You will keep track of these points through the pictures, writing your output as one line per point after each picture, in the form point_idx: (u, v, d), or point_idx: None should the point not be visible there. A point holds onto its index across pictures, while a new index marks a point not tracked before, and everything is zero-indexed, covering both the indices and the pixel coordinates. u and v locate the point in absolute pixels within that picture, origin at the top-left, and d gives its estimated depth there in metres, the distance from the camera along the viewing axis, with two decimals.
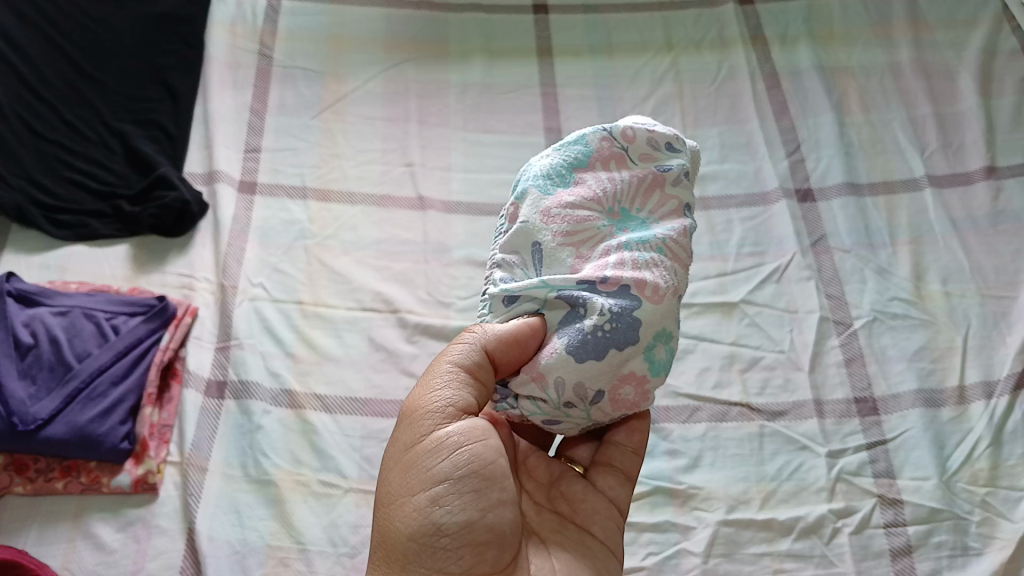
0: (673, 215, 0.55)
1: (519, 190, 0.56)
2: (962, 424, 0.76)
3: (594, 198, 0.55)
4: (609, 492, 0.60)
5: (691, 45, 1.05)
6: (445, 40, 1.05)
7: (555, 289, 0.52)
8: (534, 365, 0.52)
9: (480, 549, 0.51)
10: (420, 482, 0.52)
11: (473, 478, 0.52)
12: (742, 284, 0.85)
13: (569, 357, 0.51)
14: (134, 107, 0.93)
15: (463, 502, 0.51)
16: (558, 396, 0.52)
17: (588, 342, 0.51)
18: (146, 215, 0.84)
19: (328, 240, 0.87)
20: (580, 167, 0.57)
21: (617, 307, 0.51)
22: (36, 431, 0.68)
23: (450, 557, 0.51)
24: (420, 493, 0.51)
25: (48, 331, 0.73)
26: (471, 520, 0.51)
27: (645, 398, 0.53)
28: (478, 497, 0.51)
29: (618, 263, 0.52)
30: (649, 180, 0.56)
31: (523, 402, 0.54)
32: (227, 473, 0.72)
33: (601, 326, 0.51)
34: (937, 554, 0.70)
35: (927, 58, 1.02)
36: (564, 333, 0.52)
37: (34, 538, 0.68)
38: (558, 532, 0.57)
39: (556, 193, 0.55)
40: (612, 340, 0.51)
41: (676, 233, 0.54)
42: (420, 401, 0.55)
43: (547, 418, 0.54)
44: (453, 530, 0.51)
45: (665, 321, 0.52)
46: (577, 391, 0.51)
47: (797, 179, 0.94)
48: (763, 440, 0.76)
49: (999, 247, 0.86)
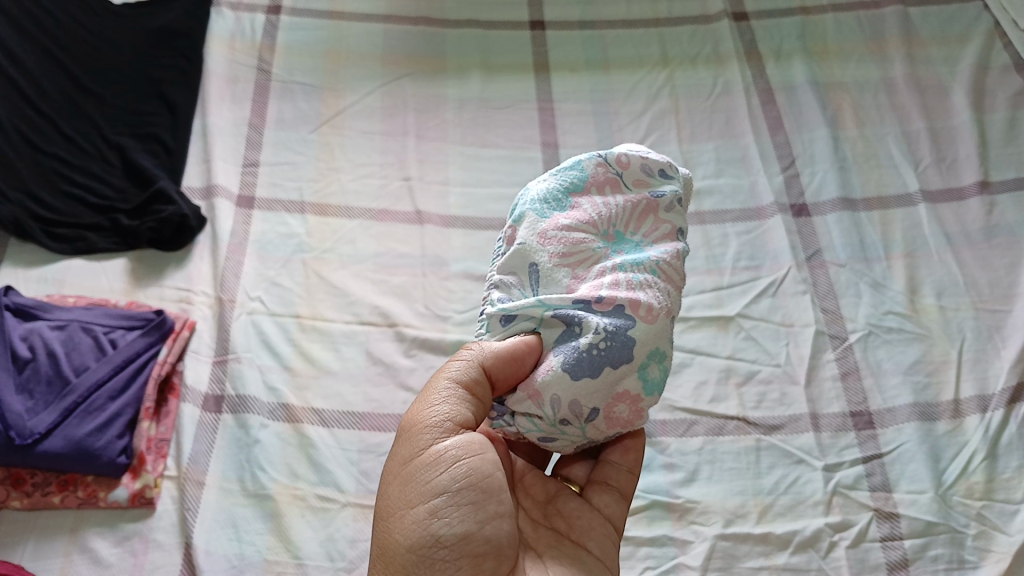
0: (666, 239, 0.56)
1: (517, 213, 0.57)
2: (958, 438, 0.76)
3: (590, 221, 0.55)
4: (605, 509, 0.61)
5: (687, 60, 1.06)
6: (443, 56, 1.06)
7: (551, 307, 0.53)
8: (531, 382, 0.52)
9: (479, 559, 0.51)
10: (419, 495, 0.52)
11: (471, 490, 0.52)
12: (738, 297, 0.86)
13: (565, 374, 0.51)
14: (134, 120, 0.94)
15: (462, 514, 0.51)
16: (554, 412, 0.52)
17: (584, 360, 0.51)
18: (144, 229, 0.84)
19: (326, 254, 0.87)
20: (576, 192, 0.57)
21: (612, 326, 0.51)
22: (33, 445, 0.68)
23: (449, 569, 0.51)
24: (419, 505, 0.52)
25: (46, 345, 0.73)
26: (470, 532, 0.51)
27: (639, 416, 0.53)
28: (476, 509, 0.52)
29: (613, 283, 0.52)
30: (643, 205, 0.57)
31: (519, 419, 0.54)
32: (224, 488, 0.72)
33: (596, 344, 0.51)
34: (934, 568, 0.70)
35: (920, 74, 1.03)
36: (560, 350, 0.52)
37: (30, 552, 0.68)
38: (554, 548, 0.57)
39: (553, 216, 0.56)
40: (607, 358, 0.51)
41: (670, 256, 0.55)
42: (418, 416, 0.55)
43: (544, 434, 0.54)
44: (452, 541, 0.51)
45: (659, 341, 0.52)
46: (573, 408, 0.52)
47: (792, 193, 0.95)
48: (760, 454, 0.76)
49: (993, 262, 0.87)
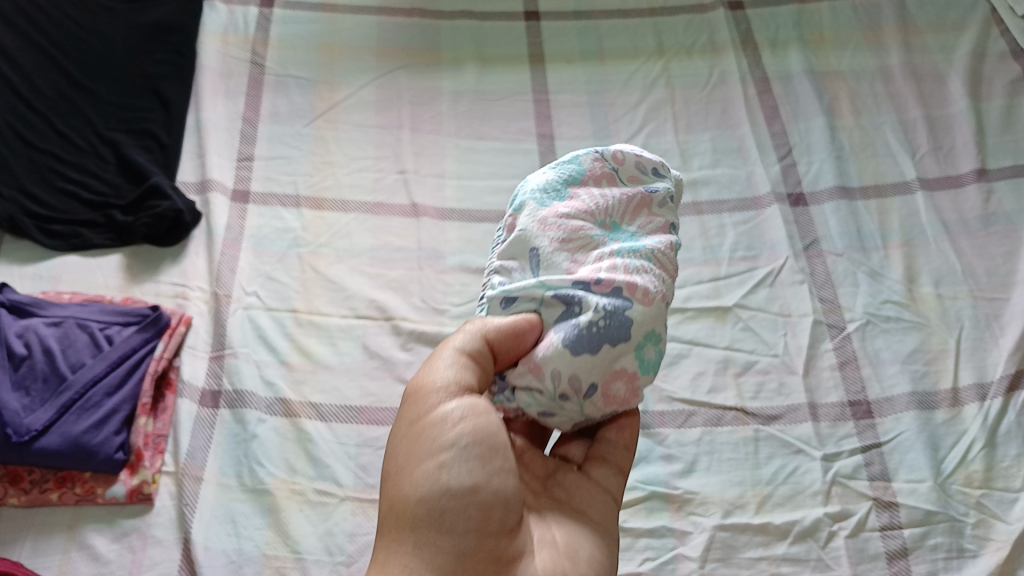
0: (660, 232, 0.56)
1: (518, 203, 0.56)
2: (956, 426, 0.76)
3: (588, 209, 0.55)
4: (604, 482, 0.60)
5: (683, 51, 1.06)
6: (437, 48, 1.05)
7: (552, 288, 0.52)
8: (532, 358, 0.52)
9: (488, 513, 0.49)
10: (427, 451, 0.50)
11: (479, 445, 0.50)
12: (736, 288, 0.86)
13: (565, 350, 0.50)
14: (127, 116, 0.94)
15: (471, 468, 0.50)
16: (554, 387, 0.51)
17: (584, 337, 0.50)
18: (139, 224, 0.84)
19: (322, 248, 0.87)
20: (575, 184, 0.57)
21: (611, 306, 0.51)
22: (30, 442, 0.68)
23: (458, 521, 0.49)
24: (428, 460, 0.50)
25: (42, 341, 0.73)
26: (479, 484, 0.49)
27: (634, 394, 0.53)
28: (485, 462, 0.50)
29: (612, 267, 0.52)
30: (638, 200, 0.57)
31: (520, 394, 0.53)
32: (222, 483, 0.72)
33: (596, 322, 0.50)
34: (933, 556, 0.70)
35: (916, 62, 1.03)
36: (561, 327, 0.52)
37: (28, 549, 0.68)
38: (555, 510, 0.57)
39: (554, 204, 0.55)
40: (606, 336, 0.50)
41: (665, 246, 0.55)
42: (424, 381, 0.53)
43: (544, 410, 0.53)
44: (462, 494, 0.49)
45: (655, 323, 0.52)
46: (573, 383, 0.51)
47: (790, 183, 0.94)
48: (759, 444, 0.76)
49: (991, 250, 0.87)
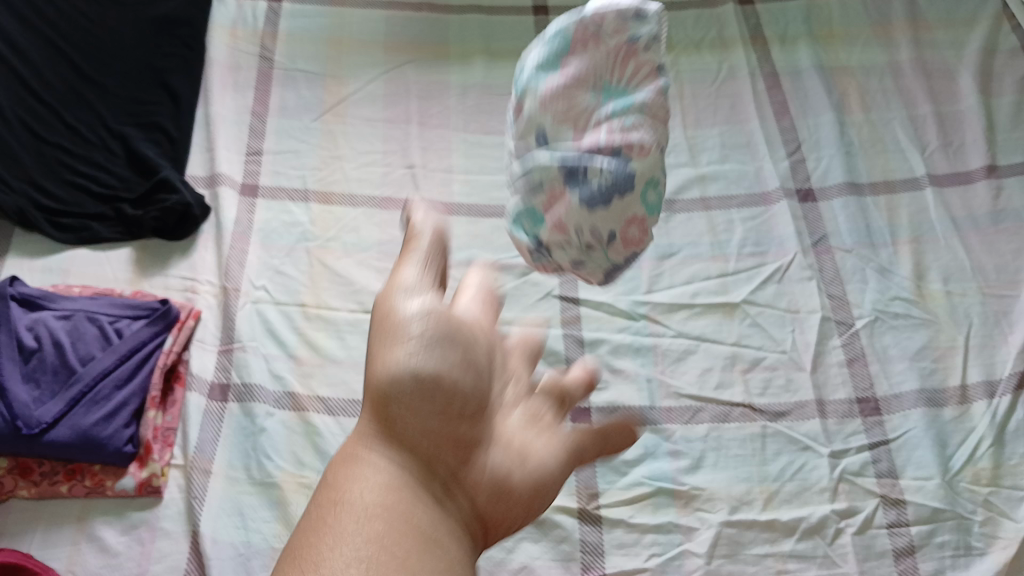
0: (648, 80, 0.54)
1: (518, 90, 0.56)
2: (964, 424, 0.76)
3: (580, 76, 0.53)
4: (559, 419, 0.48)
5: (691, 45, 1.06)
6: (445, 42, 1.05)
7: (557, 158, 0.52)
8: (552, 216, 0.53)
9: (454, 414, 0.41)
10: (393, 333, 0.43)
11: (444, 330, 0.43)
12: (744, 284, 0.86)
13: (581, 207, 0.52)
14: (136, 110, 0.94)
15: (439, 355, 0.42)
16: (579, 239, 0.53)
17: (596, 194, 0.51)
18: (148, 218, 0.84)
19: (330, 242, 0.87)
20: (562, 51, 0.54)
21: (615, 165, 0.51)
22: (40, 435, 0.68)
23: (422, 414, 0.40)
24: (393, 344, 0.42)
25: (51, 335, 0.73)
26: (448, 380, 0.42)
27: (647, 234, 0.55)
28: (452, 352, 0.43)
29: (610, 136, 0.51)
30: (623, 51, 0.54)
31: (546, 250, 0.54)
32: (230, 476, 0.72)
33: (604, 181, 0.51)
34: (940, 554, 0.70)
35: (927, 57, 1.02)
36: (572, 192, 0.52)
37: (39, 541, 0.68)
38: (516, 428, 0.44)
39: (546, 80, 0.54)
40: (615, 189, 0.51)
41: (653, 98, 0.53)
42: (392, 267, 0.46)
43: (571, 263, 0.55)
44: (427, 387, 0.41)
45: (655, 169, 0.53)
46: (594, 234, 0.53)
47: (798, 178, 0.94)
48: (766, 441, 0.76)
49: (1000, 247, 0.87)
